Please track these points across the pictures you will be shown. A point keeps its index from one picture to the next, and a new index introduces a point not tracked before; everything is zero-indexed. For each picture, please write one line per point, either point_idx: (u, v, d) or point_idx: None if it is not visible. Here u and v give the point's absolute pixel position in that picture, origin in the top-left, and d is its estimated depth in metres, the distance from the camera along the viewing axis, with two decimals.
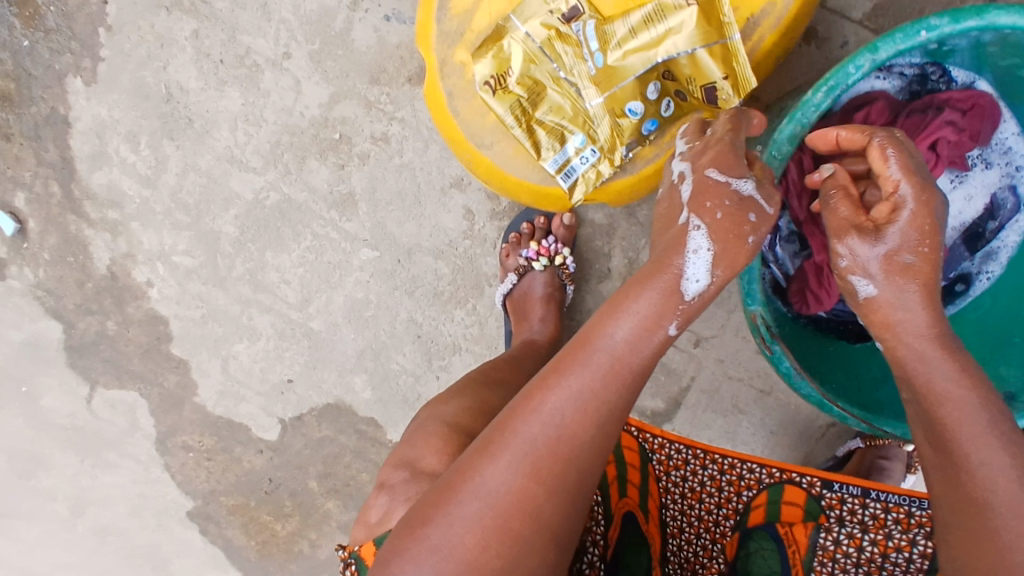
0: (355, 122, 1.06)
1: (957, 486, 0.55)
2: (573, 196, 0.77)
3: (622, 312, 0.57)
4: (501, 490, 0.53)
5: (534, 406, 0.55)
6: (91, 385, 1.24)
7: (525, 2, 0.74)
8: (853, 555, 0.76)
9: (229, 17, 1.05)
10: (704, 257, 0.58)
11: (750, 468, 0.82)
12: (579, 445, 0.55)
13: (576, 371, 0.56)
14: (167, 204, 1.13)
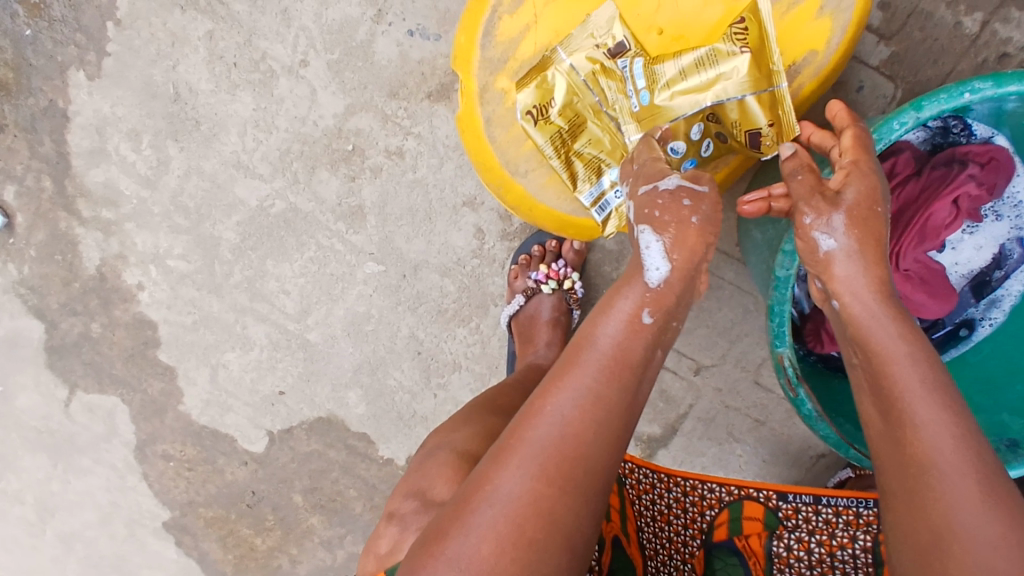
0: (370, 134, 1.04)
1: (903, 453, 0.53)
2: (605, 229, 0.77)
3: (608, 315, 0.60)
4: (514, 494, 0.51)
5: (538, 411, 0.55)
6: (69, 388, 1.19)
7: (571, 34, 0.73)
8: (805, 559, 0.79)
9: (247, 20, 1.02)
10: (655, 247, 0.62)
11: (711, 487, 0.82)
12: (587, 442, 0.53)
13: (573, 371, 0.56)
14: (166, 206, 1.09)
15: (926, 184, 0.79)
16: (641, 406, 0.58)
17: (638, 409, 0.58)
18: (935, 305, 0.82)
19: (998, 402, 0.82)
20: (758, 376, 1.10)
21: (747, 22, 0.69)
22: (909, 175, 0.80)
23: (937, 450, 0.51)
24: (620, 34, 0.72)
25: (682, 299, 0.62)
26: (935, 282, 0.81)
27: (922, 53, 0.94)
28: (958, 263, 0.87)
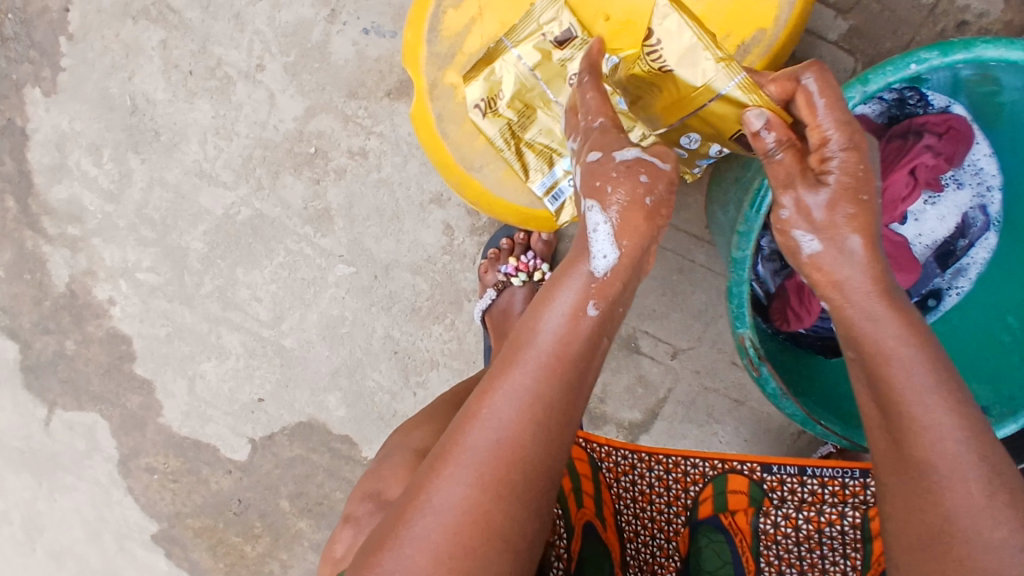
0: (331, 136, 1.03)
1: (901, 453, 0.51)
2: (561, 218, 0.77)
3: (548, 308, 0.58)
4: (450, 504, 0.52)
5: (475, 417, 0.55)
6: (48, 407, 1.19)
7: (517, 24, 0.73)
8: (792, 534, 0.77)
9: (200, 27, 1.01)
10: (604, 230, 0.59)
11: (694, 463, 0.80)
12: (522, 446, 0.54)
13: (511, 372, 0.56)
14: (131, 219, 1.08)
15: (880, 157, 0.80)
16: (580, 398, 0.58)
17: (580, 401, 0.58)
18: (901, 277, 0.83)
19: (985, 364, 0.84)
20: (735, 357, 1.11)
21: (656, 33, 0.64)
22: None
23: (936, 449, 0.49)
24: (566, 22, 0.72)
25: (631, 280, 0.60)
26: (901, 256, 0.82)
27: (882, 26, 0.93)
28: (921, 234, 0.88)
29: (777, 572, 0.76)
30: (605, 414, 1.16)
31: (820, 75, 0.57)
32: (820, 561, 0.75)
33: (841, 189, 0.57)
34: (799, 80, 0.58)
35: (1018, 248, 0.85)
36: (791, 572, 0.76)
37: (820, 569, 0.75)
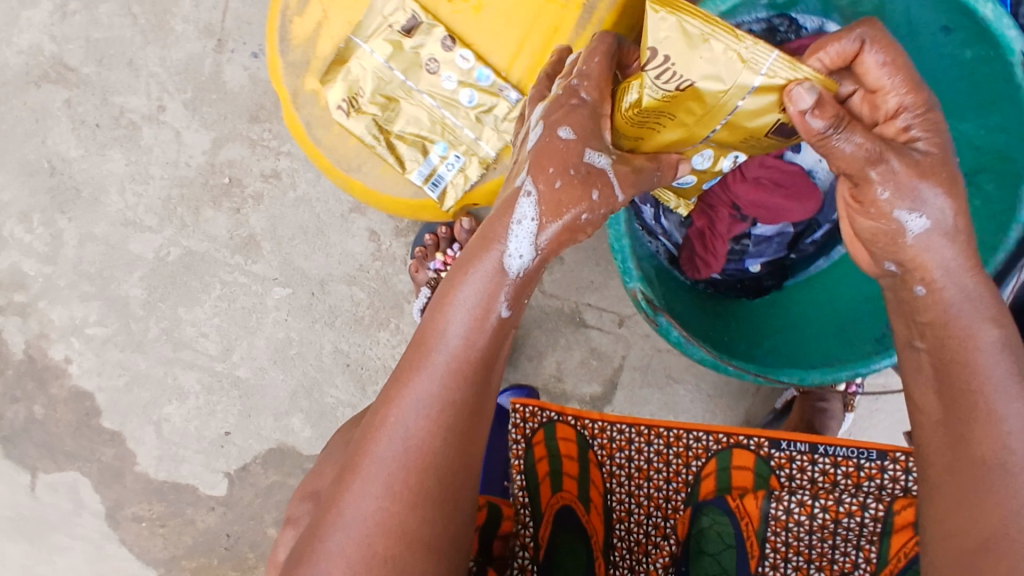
0: (242, 163, 1.04)
1: (957, 453, 0.51)
2: (445, 203, 0.79)
3: (451, 308, 0.58)
4: (362, 517, 0.53)
5: (382, 425, 0.56)
6: (31, 472, 1.20)
7: (363, 20, 0.74)
8: (806, 522, 0.76)
9: (99, 80, 1.02)
10: (529, 227, 0.57)
11: (697, 437, 0.83)
12: (432, 452, 0.55)
13: (416, 377, 0.56)
14: (71, 276, 1.10)
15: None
16: (489, 393, 0.59)
17: (489, 396, 0.59)
18: (801, 207, 0.82)
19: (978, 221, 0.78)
20: None
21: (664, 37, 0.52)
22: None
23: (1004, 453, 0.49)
24: (408, 9, 0.72)
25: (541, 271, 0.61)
26: (799, 184, 0.82)
27: None
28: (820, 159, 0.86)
29: (782, 559, 0.76)
30: (566, 393, 1.14)
31: (882, 38, 0.54)
32: (829, 549, 0.75)
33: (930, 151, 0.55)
34: (862, 44, 0.54)
35: None
36: (798, 559, 0.75)
37: (830, 560, 0.74)
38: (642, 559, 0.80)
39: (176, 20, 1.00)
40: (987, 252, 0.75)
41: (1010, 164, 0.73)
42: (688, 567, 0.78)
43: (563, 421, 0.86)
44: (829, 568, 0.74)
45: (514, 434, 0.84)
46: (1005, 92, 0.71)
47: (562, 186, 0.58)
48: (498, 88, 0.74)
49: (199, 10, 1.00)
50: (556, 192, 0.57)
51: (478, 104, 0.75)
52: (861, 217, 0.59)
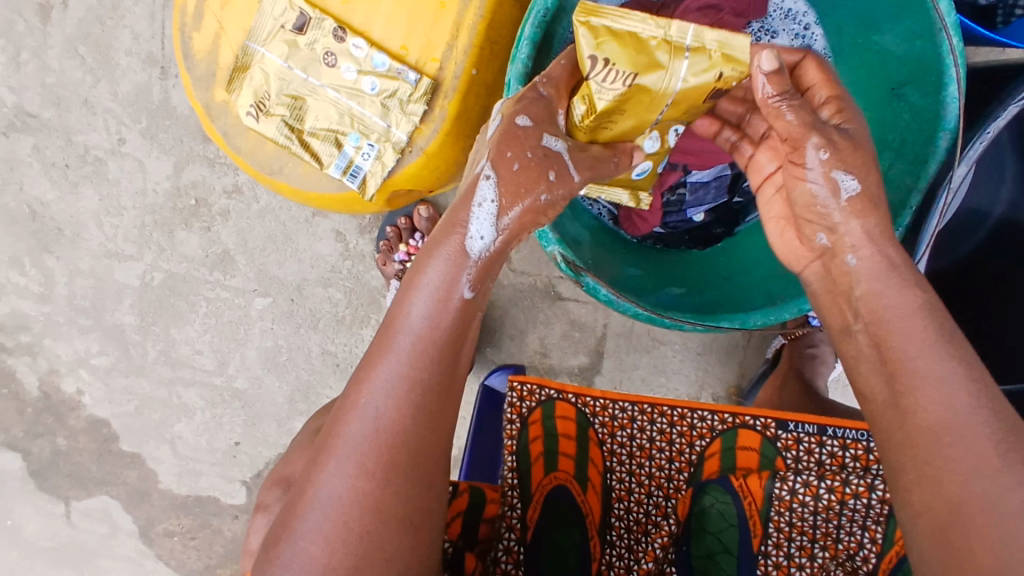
0: (205, 183, 1.08)
1: (907, 427, 0.48)
2: (367, 192, 0.80)
3: (416, 289, 0.55)
4: (336, 496, 0.51)
5: (352, 405, 0.53)
6: (64, 501, 1.26)
7: (256, 25, 0.75)
8: (810, 503, 0.76)
9: (59, 123, 1.07)
10: (490, 210, 0.55)
11: (702, 416, 0.80)
12: (404, 433, 0.52)
13: (385, 358, 0.53)
14: (68, 312, 1.17)
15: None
16: (460, 373, 0.56)
17: (460, 379, 0.56)
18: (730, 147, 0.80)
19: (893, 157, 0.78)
20: None
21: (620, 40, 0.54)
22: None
23: (950, 416, 0.46)
24: (295, 8, 0.74)
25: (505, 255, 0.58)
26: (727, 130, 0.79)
27: None
28: None
29: (787, 538, 0.75)
30: (553, 367, 1.13)
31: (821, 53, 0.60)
32: (834, 530, 0.75)
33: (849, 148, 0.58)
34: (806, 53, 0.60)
35: (855, 77, 0.83)
36: (802, 539, 0.75)
37: (835, 540, 0.75)
38: (641, 538, 0.77)
39: (118, 54, 1.04)
40: (919, 165, 0.73)
41: (931, 71, 0.71)
42: (691, 546, 0.76)
43: (563, 398, 0.81)
44: (834, 547, 0.74)
45: (508, 413, 0.80)
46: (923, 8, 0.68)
47: (519, 172, 0.56)
48: (396, 71, 0.75)
49: (138, 41, 1.03)
50: (515, 177, 0.56)
51: (381, 90, 0.76)
52: (797, 185, 0.59)
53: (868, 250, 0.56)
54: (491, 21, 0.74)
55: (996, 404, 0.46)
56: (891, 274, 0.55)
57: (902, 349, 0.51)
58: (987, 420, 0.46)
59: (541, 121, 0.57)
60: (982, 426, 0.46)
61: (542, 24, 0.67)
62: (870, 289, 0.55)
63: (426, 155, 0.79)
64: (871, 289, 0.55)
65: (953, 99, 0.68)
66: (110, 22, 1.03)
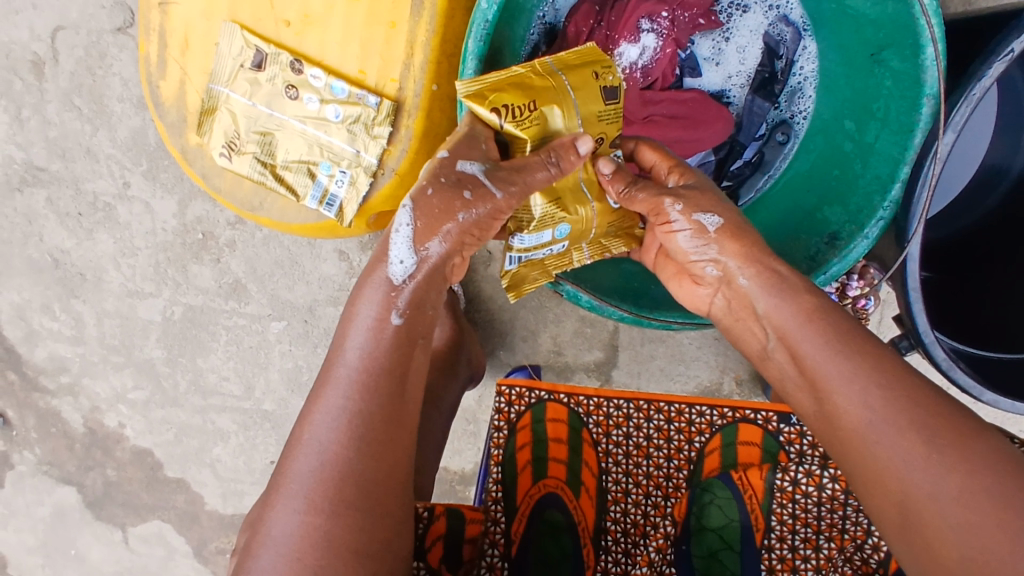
0: (210, 217, 1.11)
1: (838, 432, 0.50)
2: (343, 219, 0.80)
3: (352, 326, 0.54)
4: (287, 534, 0.48)
5: (297, 442, 0.51)
6: (121, 528, 1.28)
7: (217, 67, 0.77)
8: (814, 494, 0.73)
9: (68, 173, 1.11)
10: (406, 234, 0.55)
11: (700, 412, 0.81)
12: (350, 465, 0.49)
13: (325, 395, 0.51)
14: (101, 351, 1.20)
15: (608, 22, 0.75)
16: (410, 400, 0.54)
17: (411, 408, 0.54)
18: (709, 133, 0.78)
19: (857, 139, 0.74)
20: None
21: (500, 101, 0.58)
22: (593, 29, 0.75)
23: (868, 413, 0.48)
24: (251, 47, 0.75)
25: (437, 284, 0.58)
26: (703, 110, 0.77)
27: None
28: (731, 75, 0.81)
29: (790, 531, 0.73)
30: (569, 364, 1.12)
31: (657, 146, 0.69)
32: (839, 520, 0.72)
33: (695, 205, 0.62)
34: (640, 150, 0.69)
35: (834, 44, 0.76)
36: (807, 531, 0.72)
37: (841, 530, 0.72)
38: (638, 541, 0.75)
39: (112, 102, 1.08)
40: (904, 136, 0.67)
41: (906, 34, 0.63)
42: (691, 545, 0.74)
43: (555, 400, 0.81)
44: (840, 538, 0.71)
45: (497, 421, 0.80)
46: (901, 18, 0.63)
47: (433, 197, 0.55)
48: (356, 97, 0.75)
49: (128, 87, 1.07)
50: (430, 202, 0.55)
51: (345, 116, 0.76)
52: (672, 242, 0.64)
53: (753, 268, 0.60)
54: (444, 34, 0.73)
55: (910, 393, 0.48)
56: (781, 284, 0.58)
57: (809, 349, 0.53)
58: (903, 409, 0.47)
59: (455, 148, 0.57)
60: (899, 417, 0.47)
61: (487, 36, 0.65)
62: (769, 304, 0.58)
63: (397, 176, 0.78)
64: (771, 300, 0.58)
65: (933, 62, 0.61)
66: (100, 71, 1.07)
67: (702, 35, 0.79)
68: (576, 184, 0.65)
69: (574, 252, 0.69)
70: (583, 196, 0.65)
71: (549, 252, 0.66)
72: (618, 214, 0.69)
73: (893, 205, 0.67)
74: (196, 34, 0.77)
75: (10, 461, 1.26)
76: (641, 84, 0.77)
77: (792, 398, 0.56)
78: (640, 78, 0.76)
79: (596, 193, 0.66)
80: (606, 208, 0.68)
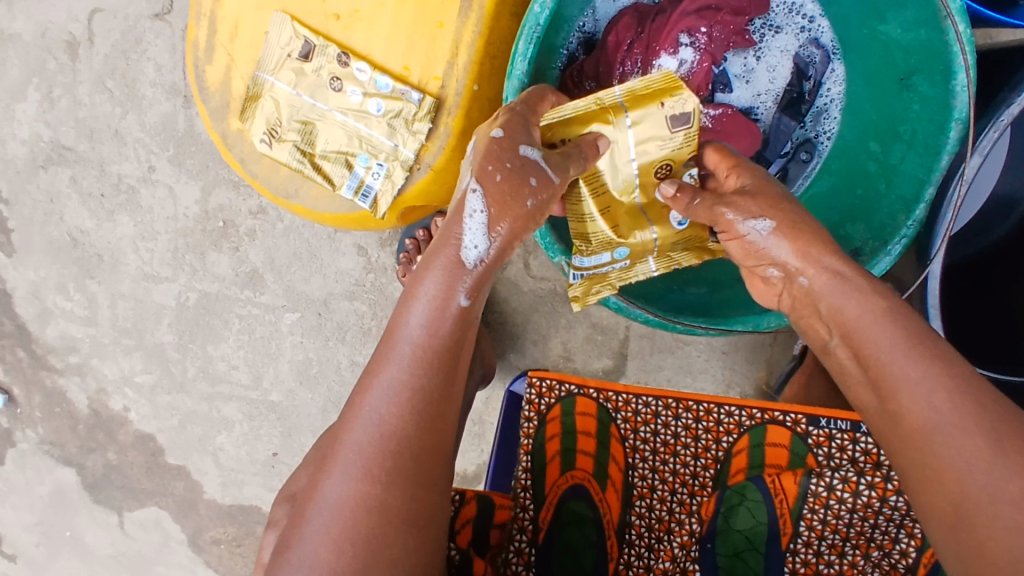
0: (232, 206, 1.12)
1: (901, 431, 0.51)
2: (379, 210, 0.82)
3: (413, 297, 0.55)
4: (342, 498, 0.51)
5: (354, 410, 0.53)
6: (118, 512, 1.27)
7: (265, 55, 0.79)
8: (847, 500, 0.76)
9: (93, 154, 1.13)
10: (481, 219, 0.55)
11: (728, 412, 0.82)
12: (408, 436, 0.52)
13: (384, 368, 0.53)
14: (112, 333, 1.21)
15: (648, 32, 0.78)
16: (458, 381, 0.56)
17: (458, 384, 0.56)
18: (734, 148, 0.80)
19: (886, 158, 0.76)
20: None
21: (562, 134, 0.65)
22: (634, 38, 0.78)
23: (934, 416, 0.49)
24: (299, 38, 0.77)
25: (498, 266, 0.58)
26: (732, 126, 0.80)
27: None
28: (760, 93, 0.83)
29: (817, 536, 0.75)
30: (578, 370, 1.14)
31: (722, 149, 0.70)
32: (869, 528, 0.75)
33: (752, 206, 0.62)
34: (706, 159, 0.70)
35: (861, 68, 0.80)
36: (834, 538, 0.75)
37: (868, 538, 0.75)
38: (662, 536, 0.78)
39: (143, 86, 1.09)
40: (930, 158, 0.69)
41: (939, 59, 0.66)
42: (716, 543, 0.77)
43: (585, 395, 0.84)
44: (867, 545, 0.75)
45: (528, 411, 0.83)
46: (935, 45, 0.66)
47: (503, 181, 0.56)
48: (400, 92, 0.77)
49: (161, 73, 1.09)
50: (501, 186, 0.56)
51: (387, 111, 0.78)
52: (735, 244, 0.64)
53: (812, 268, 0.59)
54: (489, 37, 0.75)
55: (977, 399, 0.49)
56: (842, 291, 0.57)
57: (874, 352, 0.54)
58: (970, 412, 0.49)
59: (512, 134, 0.58)
60: (967, 420, 0.48)
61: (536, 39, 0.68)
62: (832, 304, 0.58)
63: (433, 172, 0.80)
64: (834, 298, 0.58)
65: (963, 88, 0.64)
66: (134, 55, 1.09)
67: (735, 53, 0.82)
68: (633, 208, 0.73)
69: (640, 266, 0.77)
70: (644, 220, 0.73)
71: (613, 269, 0.76)
72: (683, 233, 0.75)
73: (917, 224, 0.69)
74: (246, 21, 0.79)
75: (11, 437, 1.26)
76: None
77: (852, 392, 0.57)
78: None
79: (657, 214, 0.74)
80: (668, 228, 0.74)
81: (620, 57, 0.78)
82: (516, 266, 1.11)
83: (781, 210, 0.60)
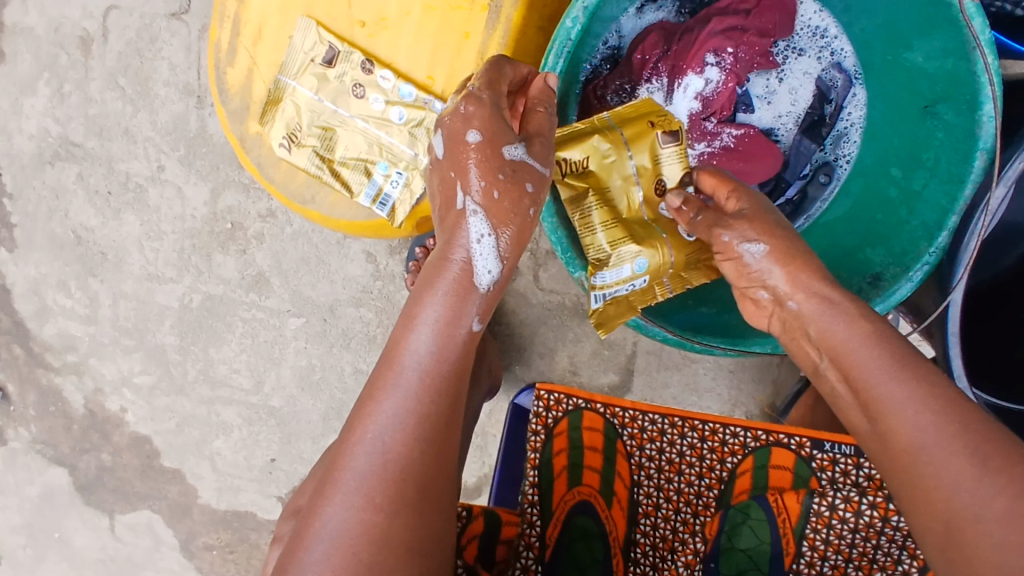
0: (240, 208, 1.11)
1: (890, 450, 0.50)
2: (396, 219, 0.81)
3: (417, 323, 0.55)
4: (342, 528, 0.49)
5: (356, 436, 0.52)
6: (109, 514, 1.25)
7: (287, 60, 0.78)
8: (850, 520, 0.74)
9: (102, 151, 1.12)
10: (489, 243, 0.58)
11: (734, 433, 0.82)
12: (412, 464, 0.51)
13: (389, 394, 0.53)
14: (112, 333, 1.19)
15: (675, 50, 0.79)
16: (462, 407, 0.56)
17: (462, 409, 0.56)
18: (754, 168, 0.81)
19: (907, 184, 0.76)
20: None
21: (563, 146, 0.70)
22: (660, 56, 0.79)
23: (920, 437, 0.49)
24: (323, 44, 0.76)
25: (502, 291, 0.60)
26: (752, 147, 0.81)
27: None
28: (781, 115, 0.85)
29: (820, 557, 0.75)
30: (583, 385, 1.13)
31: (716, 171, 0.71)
32: (872, 549, 0.74)
33: (746, 229, 0.63)
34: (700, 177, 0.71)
35: (884, 93, 0.80)
36: (837, 558, 0.75)
37: (871, 559, 0.74)
38: (667, 555, 0.77)
39: (157, 85, 1.08)
40: (954, 185, 0.69)
41: (965, 88, 0.67)
42: (720, 563, 0.76)
43: (591, 410, 0.83)
44: (869, 566, 0.74)
45: (535, 424, 0.83)
46: (963, 71, 0.66)
47: (500, 199, 0.58)
48: (422, 101, 0.76)
49: (175, 72, 1.08)
50: (498, 205, 0.58)
51: (408, 120, 0.78)
52: (728, 266, 0.65)
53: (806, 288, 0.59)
54: (516, 49, 0.75)
55: (965, 421, 0.48)
56: (834, 313, 0.58)
57: (868, 373, 0.53)
58: (957, 434, 0.48)
59: (492, 136, 0.58)
60: (953, 441, 0.47)
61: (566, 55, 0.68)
62: (821, 327, 0.58)
63: None
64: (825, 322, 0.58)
65: (991, 117, 0.64)
66: (149, 53, 1.08)
67: (757, 74, 0.83)
68: (642, 221, 0.73)
69: (657, 288, 0.74)
70: (656, 232, 0.73)
71: (631, 288, 0.73)
72: (695, 247, 0.74)
73: (940, 252, 0.69)
74: (269, 25, 0.78)
75: (4, 435, 1.24)
76: (700, 115, 0.81)
77: (846, 416, 0.57)
78: (699, 107, 0.80)
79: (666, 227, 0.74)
80: (681, 243, 0.74)
81: (646, 74, 0.79)
82: (525, 279, 1.10)
83: (775, 234, 0.62)
